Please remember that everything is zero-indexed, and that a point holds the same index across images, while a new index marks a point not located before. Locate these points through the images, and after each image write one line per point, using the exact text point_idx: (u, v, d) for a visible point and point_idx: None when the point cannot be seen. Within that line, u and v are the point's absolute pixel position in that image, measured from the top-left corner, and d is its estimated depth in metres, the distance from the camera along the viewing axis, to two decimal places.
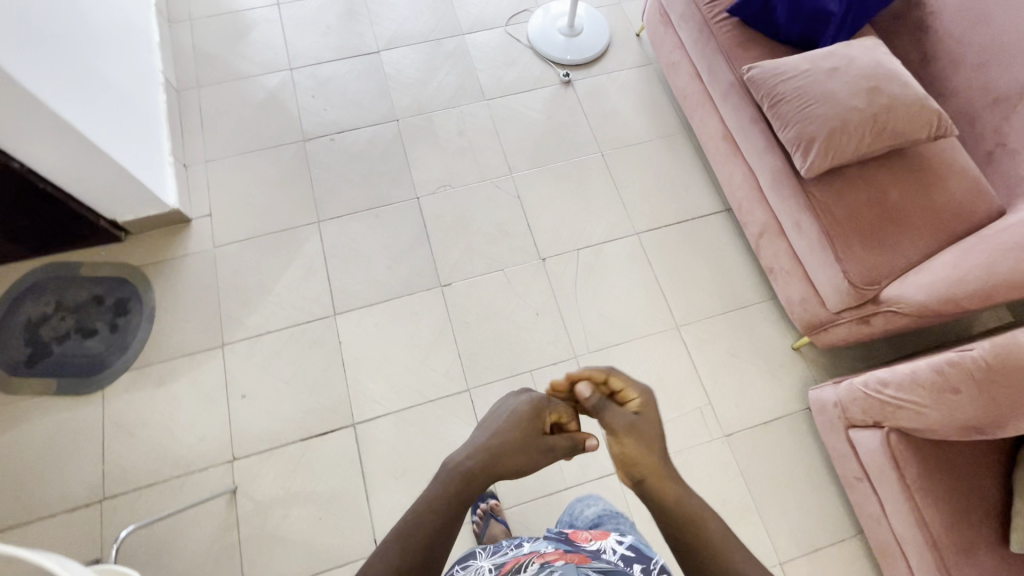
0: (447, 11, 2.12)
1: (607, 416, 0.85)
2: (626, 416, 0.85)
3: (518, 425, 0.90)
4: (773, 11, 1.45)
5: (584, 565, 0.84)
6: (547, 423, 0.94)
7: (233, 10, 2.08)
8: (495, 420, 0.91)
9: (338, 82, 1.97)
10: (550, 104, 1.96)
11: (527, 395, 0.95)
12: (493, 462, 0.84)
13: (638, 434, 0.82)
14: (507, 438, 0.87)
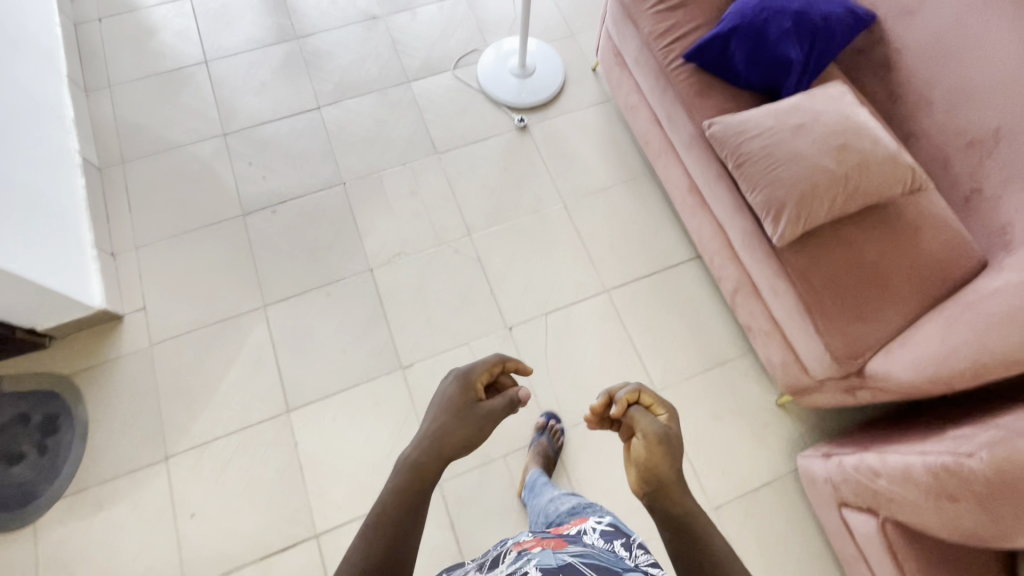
0: (390, 56, 1.99)
1: (645, 421, 0.82)
2: (662, 425, 0.82)
3: (453, 402, 0.87)
4: (731, 59, 1.35)
5: (562, 550, 0.79)
6: (482, 387, 0.92)
7: (157, 72, 1.92)
8: (430, 407, 0.88)
9: (278, 145, 1.82)
10: (506, 153, 1.85)
11: (454, 373, 0.91)
12: (438, 452, 0.82)
13: (669, 445, 0.80)
14: (446, 425, 0.85)
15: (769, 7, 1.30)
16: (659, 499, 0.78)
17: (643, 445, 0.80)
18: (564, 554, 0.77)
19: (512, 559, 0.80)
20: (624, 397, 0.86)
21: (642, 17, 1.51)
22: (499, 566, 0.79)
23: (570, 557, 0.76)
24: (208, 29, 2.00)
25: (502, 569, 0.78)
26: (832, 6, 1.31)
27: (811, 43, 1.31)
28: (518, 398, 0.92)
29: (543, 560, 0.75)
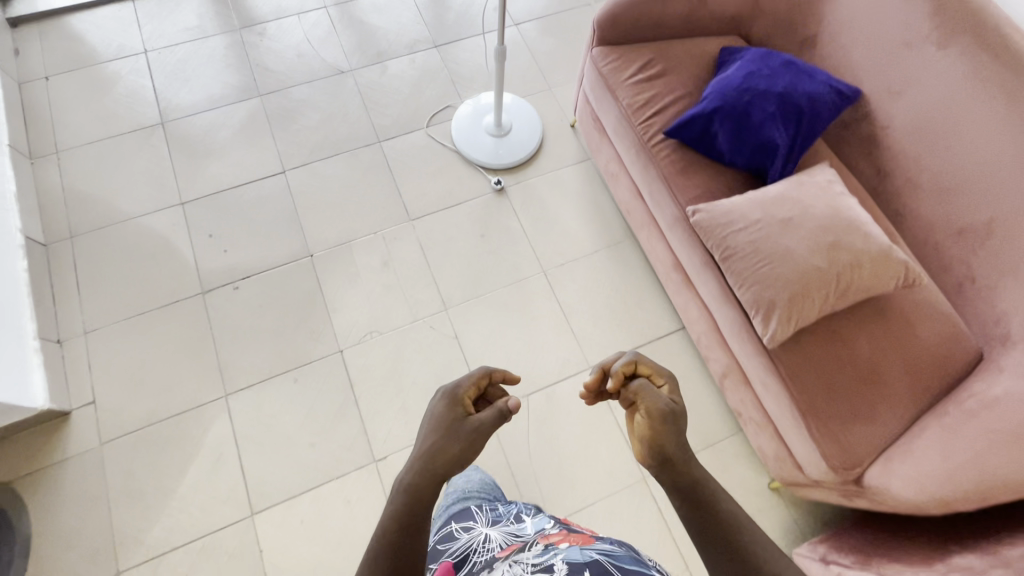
0: (359, 113, 1.89)
1: (646, 396, 0.84)
2: (664, 398, 0.83)
3: (443, 422, 0.84)
4: (714, 139, 1.29)
5: (587, 547, 0.87)
6: (471, 404, 0.89)
7: (109, 135, 1.80)
8: (422, 428, 0.85)
9: (240, 213, 1.72)
10: (483, 218, 1.76)
11: (441, 392, 0.88)
12: (431, 472, 0.78)
13: (671, 416, 0.82)
14: (436, 444, 0.82)
15: (752, 88, 1.24)
16: (663, 468, 0.79)
17: (644, 420, 0.82)
18: (587, 551, 0.85)
19: (538, 549, 0.90)
20: (621, 367, 0.88)
21: (620, 87, 1.44)
22: (526, 553, 0.91)
23: (594, 555, 0.83)
24: (164, 88, 1.88)
25: (528, 556, 0.89)
26: (816, 85, 1.26)
27: (797, 125, 1.24)
28: (512, 406, 0.86)
29: (568, 555, 0.85)
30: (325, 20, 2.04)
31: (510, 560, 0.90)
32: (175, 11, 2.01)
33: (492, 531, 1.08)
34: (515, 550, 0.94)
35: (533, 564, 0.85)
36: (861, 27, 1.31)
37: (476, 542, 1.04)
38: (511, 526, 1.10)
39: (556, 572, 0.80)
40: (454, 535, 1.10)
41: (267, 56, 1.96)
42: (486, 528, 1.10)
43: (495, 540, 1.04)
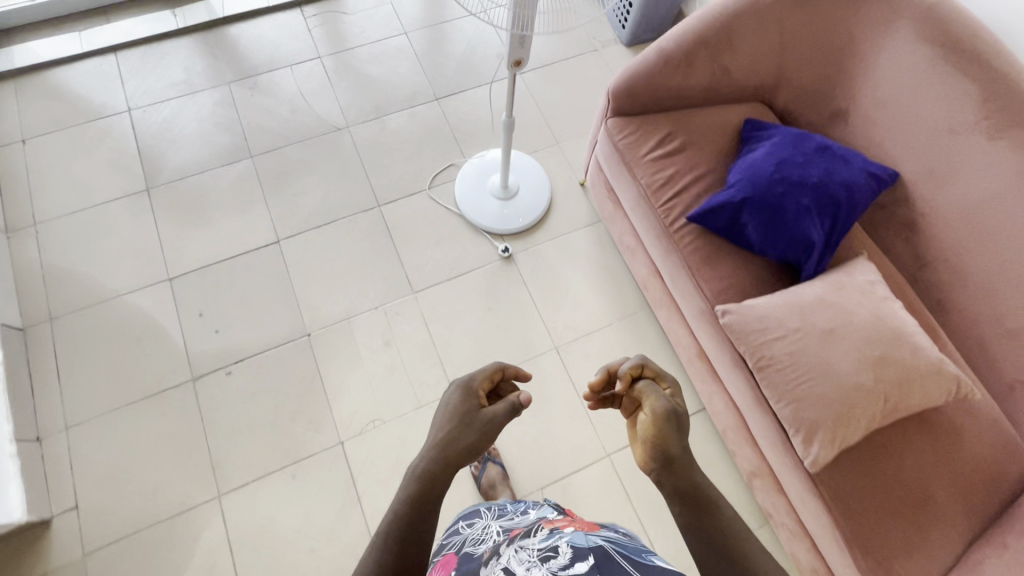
0: (357, 174, 1.79)
1: (649, 399, 0.81)
2: (668, 400, 0.81)
3: (457, 413, 0.86)
4: (744, 229, 1.19)
5: (595, 534, 0.77)
6: (485, 397, 0.90)
7: (90, 204, 1.69)
8: (437, 418, 0.87)
9: (233, 287, 1.62)
10: (491, 288, 1.67)
11: (458, 383, 0.89)
12: (444, 461, 0.81)
13: (674, 418, 0.79)
14: (450, 434, 0.84)
15: (785, 177, 1.15)
16: (666, 472, 0.76)
17: (648, 421, 0.80)
18: (596, 537, 0.75)
19: (544, 534, 0.81)
20: (626, 368, 0.85)
21: (639, 163, 1.35)
22: (531, 539, 0.81)
23: (601, 540, 0.73)
24: (149, 150, 1.77)
25: (533, 542, 0.79)
26: (853, 172, 1.16)
27: (834, 216, 1.15)
28: (523, 399, 0.86)
29: (575, 538, 0.75)
30: (320, 72, 1.94)
31: (513, 547, 0.80)
32: (160, 65, 1.90)
33: (491, 522, 1.00)
34: (518, 538, 0.85)
35: (539, 549, 0.75)
36: (900, 106, 1.20)
37: (476, 533, 0.97)
38: (512, 517, 1.01)
39: (560, 558, 0.70)
40: (457, 527, 1.02)
41: (259, 113, 1.85)
42: (486, 519, 1.02)
43: (497, 529, 0.97)
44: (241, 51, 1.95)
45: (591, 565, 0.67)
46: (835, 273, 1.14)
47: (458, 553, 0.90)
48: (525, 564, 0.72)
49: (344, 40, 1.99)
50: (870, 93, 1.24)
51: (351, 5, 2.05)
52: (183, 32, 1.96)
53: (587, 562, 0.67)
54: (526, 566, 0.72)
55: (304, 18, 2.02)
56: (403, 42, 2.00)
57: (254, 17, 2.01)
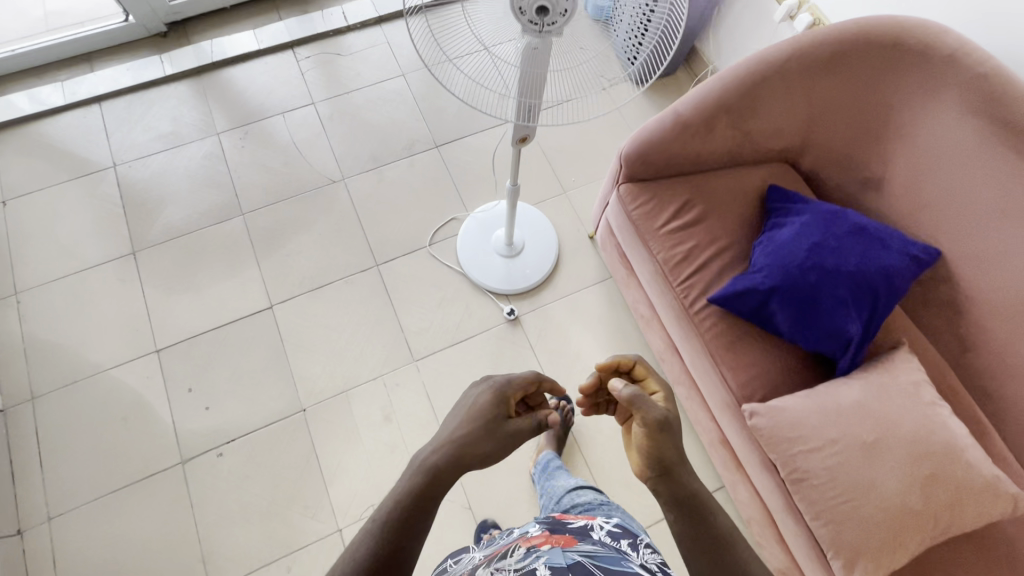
0: (354, 231, 1.70)
1: (640, 405, 0.76)
2: (660, 408, 0.77)
3: (479, 415, 0.76)
4: (771, 318, 1.09)
5: (571, 549, 0.76)
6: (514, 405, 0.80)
7: (74, 269, 1.60)
8: (458, 411, 0.77)
9: (224, 359, 1.53)
10: (496, 355, 1.57)
11: (489, 381, 0.80)
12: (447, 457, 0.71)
13: (669, 427, 0.75)
14: (460, 432, 0.74)
15: (818, 265, 1.05)
16: (660, 481, 0.73)
17: (641, 432, 0.75)
18: (573, 553, 0.74)
19: (521, 553, 0.78)
20: (619, 384, 0.78)
21: (654, 237, 1.25)
22: (506, 560, 0.78)
23: (578, 558, 0.73)
24: (136, 209, 1.69)
25: (509, 562, 0.76)
26: (893, 256, 1.06)
27: (872, 307, 1.04)
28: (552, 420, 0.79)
29: (552, 557, 0.73)
30: (314, 119, 1.84)
31: (488, 569, 0.76)
32: (147, 117, 1.81)
33: (475, 553, 0.91)
34: (493, 560, 0.81)
35: (515, 570, 0.72)
36: (943, 181, 1.09)
37: (456, 569, 0.87)
38: (497, 541, 0.93)
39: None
40: (444, 565, 0.93)
41: (251, 166, 1.76)
42: (472, 552, 0.93)
43: (479, 558, 0.87)
44: (231, 99, 1.86)
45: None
46: (874, 371, 1.03)
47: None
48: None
49: (339, 85, 1.90)
50: (907, 163, 1.13)
51: (345, 47, 1.95)
52: (171, 80, 1.87)
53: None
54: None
55: (297, 61, 1.93)
56: (401, 85, 1.90)
57: (245, 62, 1.92)
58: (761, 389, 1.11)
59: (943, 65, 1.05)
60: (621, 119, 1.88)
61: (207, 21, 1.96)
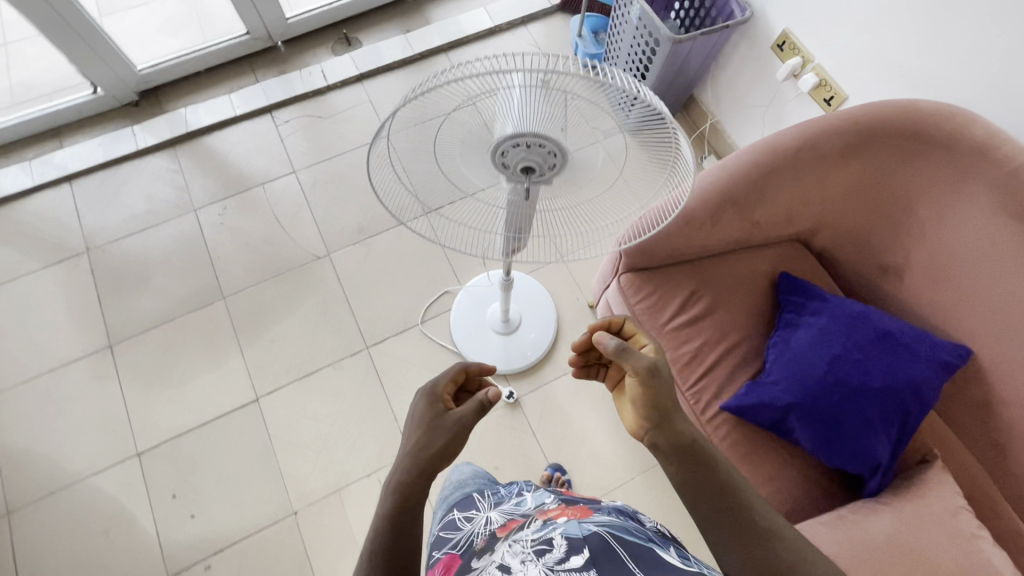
0: (341, 310, 1.61)
1: (628, 358, 0.76)
2: (648, 356, 0.77)
3: (423, 417, 0.77)
4: (791, 434, 1.00)
5: (587, 520, 0.75)
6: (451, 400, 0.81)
7: (48, 368, 1.52)
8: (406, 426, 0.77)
9: (209, 459, 1.45)
10: (496, 442, 1.49)
11: (423, 392, 0.80)
12: (426, 463, 0.72)
13: (659, 375, 0.75)
14: (427, 438, 0.74)
15: (840, 383, 0.96)
16: (657, 435, 0.73)
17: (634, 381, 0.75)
18: (590, 524, 0.72)
19: (537, 526, 0.78)
20: (605, 340, 0.76)
21: (660, 335, 1.17)
22: (524, 531, 0.78)
23: (596, 528, 0.70)
24: (112, 297, 1.61)
25: (527, 534, 0.76)
26: (921, 367, 0.97)
27: (901, 425, 0.96)
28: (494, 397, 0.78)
29: (569, 529, 0.71)
30: (295, 189, 1.75)
31: (508, 541, 0.78)
32: (120, 194, 1.73)
33: (490, 513, 0.96)
34: (512, 530, 0.83)
35: (533, 541, 0.72)
36: (971, 277, 1.00)
37: (477, 527, 0.92)
38: (510, 502, 0.98)
39: (555, 551, 0.67)
40: (454, 519, 0.98)
41: (231, 244, 1.68)
42: (484, 510, 0.97)
43: (497, 520, 0.92)
44: (208, 170, 1.78)
45: (588, 558, 0.64)
46: (904, 497, 0.95)
47: (459, 558, 0.84)
48: (519, 557, 0.69)
49: (320, 150, 1.81)
50: (932, 253, 1.04)
51: (326, 108, 1.87)
52: (144, 153, 1.78)
53: (582, 555, 0.64)
54: (520, 561, 0.68)
55: (275, 126, 1.84)
56: None
57: (221, 129, 1.84)
58: (781, 506, 1.04)
59: (970, 158, 0.96)
60: None
61: (181, 87, 1.89)
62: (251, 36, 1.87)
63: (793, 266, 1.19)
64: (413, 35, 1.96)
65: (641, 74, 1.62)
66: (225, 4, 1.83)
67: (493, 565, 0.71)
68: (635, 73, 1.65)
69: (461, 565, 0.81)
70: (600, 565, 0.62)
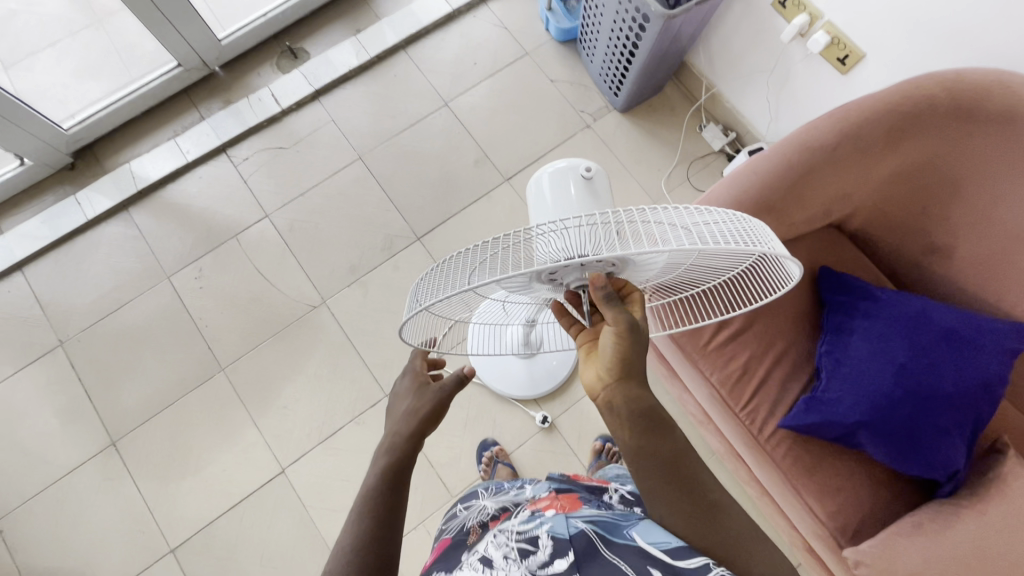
0: (351, 359, 1.51)
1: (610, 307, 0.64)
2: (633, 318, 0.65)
3: (408, 389, 0.74)
4: (859, 447, 0.98)
5: (575, 514, 0.74)
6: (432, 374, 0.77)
7: (54, 478, 1.41)
8: (393, 402, 0.75)
9: (246, 541, 1.37)
10: (537, 469, 1.44)
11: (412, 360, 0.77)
12: (416, 429, 0.70)
13: (636, 337, 0.64)
14: (410, 412, 0.71)
15: (910, 393, 0.92)
16: (616, 396, 0.66)
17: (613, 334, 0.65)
18: (577, 520, 0.71)
19: (525, 516, 0.77)
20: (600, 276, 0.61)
21: (703, 356, 1.08)
22: (512, 521, 0.77)
23: (582, 525, 0.69)
24: (101, 389, 1.48)
25: (513, 524, 0.75)
26: (988, 362, 0.92)
27: (973, 423, 0.93)
28: (469, 372, 0.74)
29: (556, 525, 0.70)
30: (272, 235, 1.60)
31: (494, 531, 0.76)
32: (80, 273, 1.57)
33: (487, 501, 0.93)
34: (502, 520, 0.82)
35: (517, 535, 0.70)
36: None
37: (470, 515, 0.90)
38: (508, 492, 0.96)
39: (539, 554, 0.65)
40: (454, 510, 0.94)
41: (216, 308, 1.55)
42: (482, 500, 0.94)
43: (491, 509, 0.89)
44: (170, 229, 1.61)
45: (572, 564, 0.62)
46: (983, 496, 0.92)
47: (448, 542, 0.82)
48: (503, 553, 0.68)
49: (289, 185, 1.64)
50: (985, 231, 0.96)
51: (286, 136, 1.68)
52: (97, 221, 1.61)
53: (567, 559, 0.63)
54: (503, 559, 0.67)
55: (234, 166, 1.66)
56: (360, 171, 1.66)
57: (175, 180, 1.65)
58: (854, 516, 1.00)
59: None
60: (613, 159, 1.65)
61: (118, 137, 1.69)
62: (184, 67, 1.66)
63: (833, 256, 1.11)
64: (365, 35, 1.75)
65: (629, 50, 1.47)
66: (144, 34, 1.60)
67: (477, 558, 0.69)
68: (622, 49, 1.49)
69: (449, 549, 0.79)
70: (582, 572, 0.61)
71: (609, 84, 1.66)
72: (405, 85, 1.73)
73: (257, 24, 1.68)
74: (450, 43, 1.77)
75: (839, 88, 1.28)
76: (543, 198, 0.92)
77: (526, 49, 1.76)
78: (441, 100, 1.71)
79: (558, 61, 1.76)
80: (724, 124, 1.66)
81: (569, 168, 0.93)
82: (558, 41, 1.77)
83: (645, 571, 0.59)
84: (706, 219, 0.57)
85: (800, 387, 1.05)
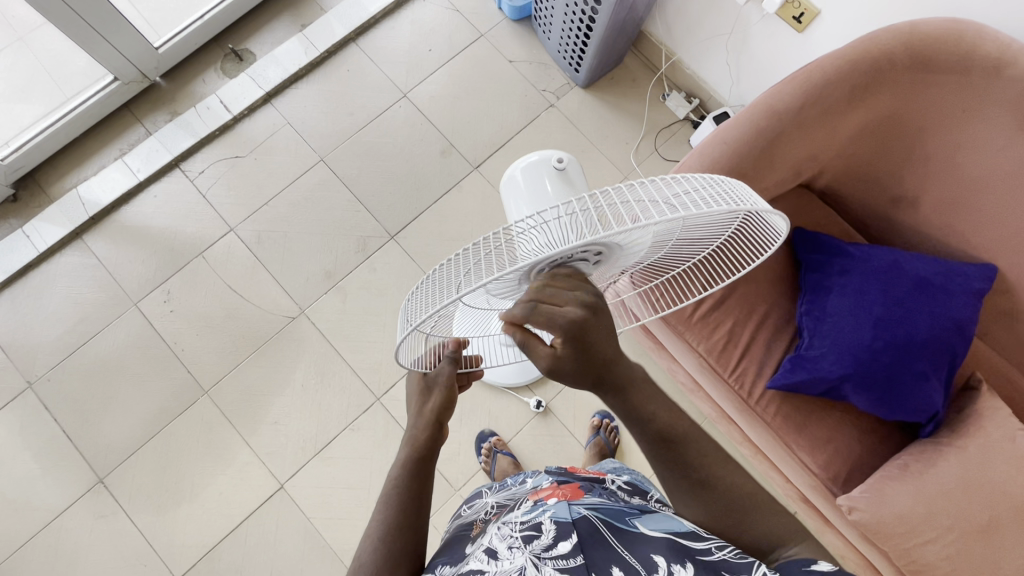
0: (337, 366, 1.48)
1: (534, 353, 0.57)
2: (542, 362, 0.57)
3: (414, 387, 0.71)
4: (843, 399, 1.01)
5: (578, 501, 0.64)
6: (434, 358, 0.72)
7: (45, 523, 1.37)
8: (408, 399, 0.71)
9: (253, 560, 1.36)
10: (538, 452, 1.46)
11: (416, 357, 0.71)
12: (427, 417, 0.68)
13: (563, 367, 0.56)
14: (422, 403, 0.69)
15: (889, 343, 0.96)
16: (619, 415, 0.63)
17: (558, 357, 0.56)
18: (580, 506, 0.62)
19: (527, 507, 0.67)
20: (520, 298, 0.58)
21: (689, 328, 1.09)
22: (514, 513, 0.67)
23: (585, 511, 0.60)
24: (81, 427, 1.43)
25: (516, 515, 0.65)
26: (957, 305, 0.97)
27: (948, 365, 0.99)
28: (458, 346, 0.70)
29: (558, 511, 0.60)
30: (240, 248, 1.55)
31: (496, 524, 0.65)
32: (40, 309, 1.49)
33: (488, 499, 0.84)
34: (504, 513, 0.72)
35: (520, 525, 0.60)
36: (996, 201, 0.97)
37: (471, 513, 0.80)
38: (511, 488, 0.86)
39: (543, 538, 0.56)
40: (457, 512, 0.85)
41: (191, 330, 1.50)
42: (485, 498, 0.85)
43: (493, 504, 0.80)
44: (131, 254, 1.54)
45: (578, 544, 0.54)
46: (963, 432, 0.97)
47: (449, 538, 0.72)
48: (507, 542, 0.57)
49: (252, 194, 1.58)
50: (949, 172, 1.00)
51: (242, 143, 1.62)
52: (52, 252, 1.53)
53: (571, 541, 0.54)
54: (507, 547, 0.56)
55: (190, 181, 1.59)
56: (324, 173, 1.60)
57: (129, 201, 1.57)
58: (845, 464, 1.04)
59: (983, 74, 0.90)
60: (581, 136, 1.63)
61: (60, 162, 1.60)
62: (121, 81, 1.56)
63: (804, 215, 1.14)
64: (311, 30, 1.68)
65: (586, 24, 1.44)
66: (74, 50, 1.51)
67: (479, 552, 0.58)
68: (579, 24, 1.46)
69: (448, 545, 0.69)
70: (590, 552, 0.53)
71: (568, 61, 1.63)
72: (360, 78, 1.67)
73: (195, 29, 1.60)
74: (402, 30, 1.71)
75: (797, 47, 1.28)
76: (516, 179, 1.09)
77: (481, 31, 1.72)
78: (399, 91, 1.66)
79: (514, 40, 1.72)
80: (687, 91, 1.66)
81: (541, 160, 1.08)
82: (513, 20, 1.73)
83: (649, 551, 0.52)
84: (692, 186, 0.60)
85: (783, 348, 1.08)
